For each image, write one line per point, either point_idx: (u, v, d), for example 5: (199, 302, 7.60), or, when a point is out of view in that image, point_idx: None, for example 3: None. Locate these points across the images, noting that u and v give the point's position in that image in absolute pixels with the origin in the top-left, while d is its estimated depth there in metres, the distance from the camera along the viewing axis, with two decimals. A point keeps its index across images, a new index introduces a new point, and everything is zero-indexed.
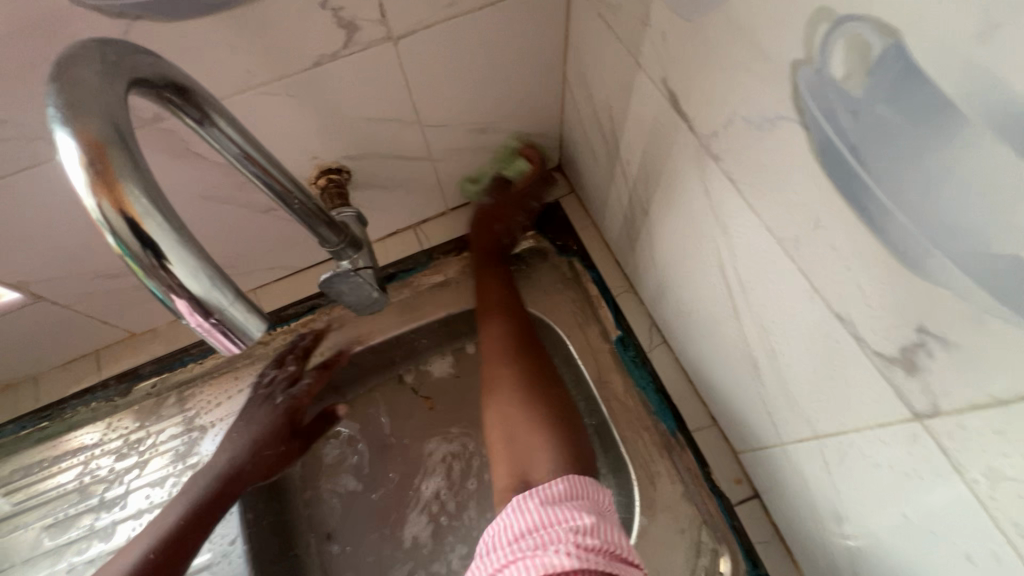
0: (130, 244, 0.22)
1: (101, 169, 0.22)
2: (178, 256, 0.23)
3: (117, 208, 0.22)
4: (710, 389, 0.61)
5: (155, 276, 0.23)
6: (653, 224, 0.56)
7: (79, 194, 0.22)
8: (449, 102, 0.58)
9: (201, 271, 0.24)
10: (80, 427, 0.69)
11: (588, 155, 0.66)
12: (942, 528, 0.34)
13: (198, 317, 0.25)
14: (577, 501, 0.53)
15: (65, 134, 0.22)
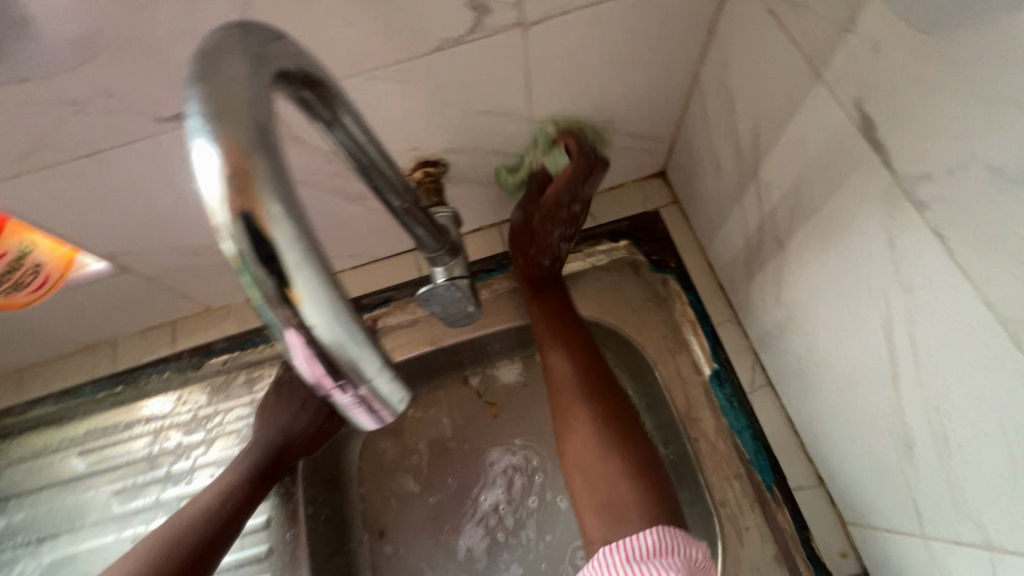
0: (252, 269, 0.17)
1: (240, 184, 0.16)
2: (317, 302, 0.18)
3: (246, 225, 0.16)
4: (823, 448, 0.54)
5: (286, 325, 0.18)
6: (789, 258, 0.49)
7: (205, 202, 0.17)
8: (567, 97, 0.52)
9: (343, 326, 0.18)
10: (152, 396, 0.69)
11: (708, 166, 0.59)
12: None
13: (337, 387, 0.19)
14: (668, 559, 0.49)
15: (202, 135, 0.17)
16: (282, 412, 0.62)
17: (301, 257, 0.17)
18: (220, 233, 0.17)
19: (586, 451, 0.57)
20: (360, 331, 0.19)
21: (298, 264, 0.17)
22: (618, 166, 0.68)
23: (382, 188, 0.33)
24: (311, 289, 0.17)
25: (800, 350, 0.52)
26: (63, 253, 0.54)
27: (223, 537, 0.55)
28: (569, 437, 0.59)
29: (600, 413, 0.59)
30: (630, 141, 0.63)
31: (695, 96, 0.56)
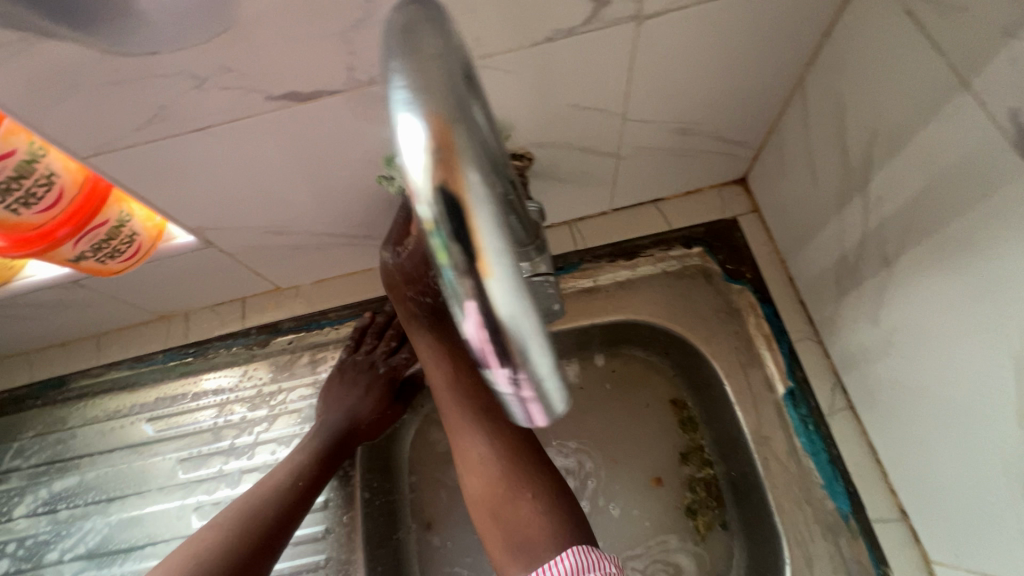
0: (447, 239, 0.17)
1: (444, 151, 0.16)
2: (501, 284, 0.17)
3: (449, 193, 0.16)
4: (913, 479, 0.51)
5: (464, 295, 0.18)
6: (896, 277, 0.46)
7: (408, 171, 0.17)
8: (663, 95, 0.50)
9: (521, 313, 0.18)
10: (219, 369, 0.71)
11: (802, 175, 0.56)
12: None
13: (503, 375, 0.19)
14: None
15: (410, 106, 0.17)
16: (349, 398, 0.64)
17: (492, 230, 0.17)
18: (417, 194, 0.17)
19: (490, 487, 0.53)
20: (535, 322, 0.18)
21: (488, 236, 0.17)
22: (699, 170, 0.66)
23: None
24: (498, 266, 0.17)
25: (896, 375, 0.49)
26: (155, 224, 0.55)
27: (294, 516, 0.57)
28: (469, 469, 0.55)
29: (494, 439, 0.55)
30: (717, 146, 0.61)
31: (795, 102, 0.54)
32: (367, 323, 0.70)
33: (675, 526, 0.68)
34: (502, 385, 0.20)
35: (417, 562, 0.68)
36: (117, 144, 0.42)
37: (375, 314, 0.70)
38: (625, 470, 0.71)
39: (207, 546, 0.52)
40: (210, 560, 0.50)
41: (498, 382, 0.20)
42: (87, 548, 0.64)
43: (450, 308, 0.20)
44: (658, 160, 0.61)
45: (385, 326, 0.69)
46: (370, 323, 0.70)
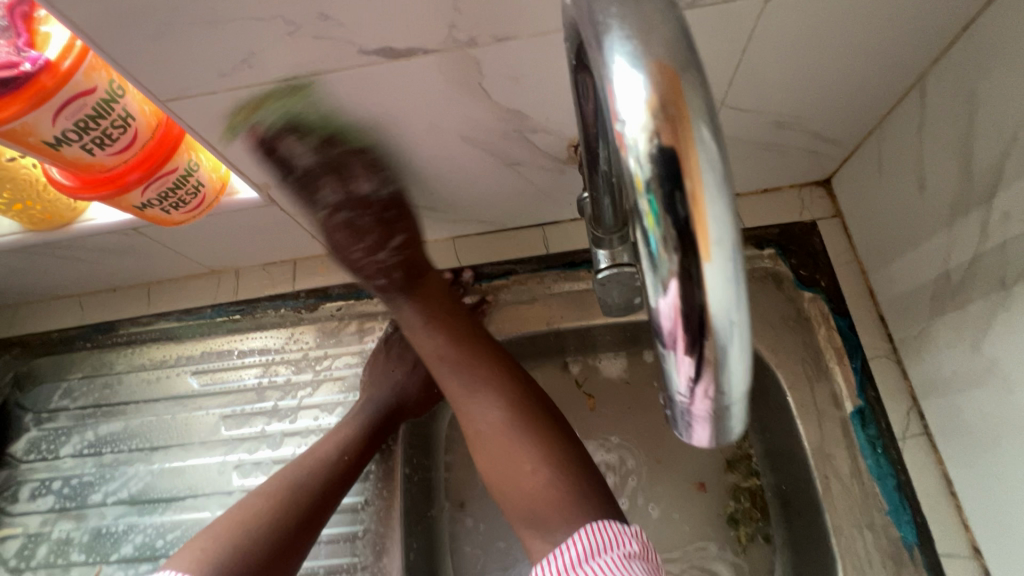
0: (661, 215, 0.19)
1: (672, 113, 0.18)
2: (718, 270, 0.19)
3: (673, 157, 0.19)
4: (996, 518, 0.48)
5: (674, 281, 0.20)
6: (1013, 303, 0.42)
7: (625, 131, 0.19)
8: (770, 82, 0.47)
9: (730, 308, 0.20)
10: (266, 329, 0.70)
11: (903, 183, 0.52)
12: None
13: (688, 368, 0.21)
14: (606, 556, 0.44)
15: (634, 55, 0.19)
16: (395, 373, 0.64)
17: (720, 226, 0.19)
18: (634, 153, 0.19)
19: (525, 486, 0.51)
20: (742, 328, 0.20)
21: (717, 230, 0.19)
22: (783, 168, 0.62)
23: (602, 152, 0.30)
24: (717, 254, 0.19)
25: (992, 407, 0.46)
26: (220, 176, 0.54)
27: (339, 489, 0.56)
28: (478, 437, 0.54)
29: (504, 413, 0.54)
30: (810, 143, 0.57)
31: (910, 102, 0.49)
32: None
33: (715, 534, 0.66)
34: (680, 384, 0.22)
35: (448, 542, 0.68)
36: (197, 89, 0.41)
37: None
38: (668, 472, 0.69)
39: (257, 512, 0.52)
40: (257, 530, 0.51)
41: (675, 379, 0.22)
42: (129, 494, 0.65)
43: (644, 288, 0.22)
44: (744, 153, 0.58)
45: None
46: None
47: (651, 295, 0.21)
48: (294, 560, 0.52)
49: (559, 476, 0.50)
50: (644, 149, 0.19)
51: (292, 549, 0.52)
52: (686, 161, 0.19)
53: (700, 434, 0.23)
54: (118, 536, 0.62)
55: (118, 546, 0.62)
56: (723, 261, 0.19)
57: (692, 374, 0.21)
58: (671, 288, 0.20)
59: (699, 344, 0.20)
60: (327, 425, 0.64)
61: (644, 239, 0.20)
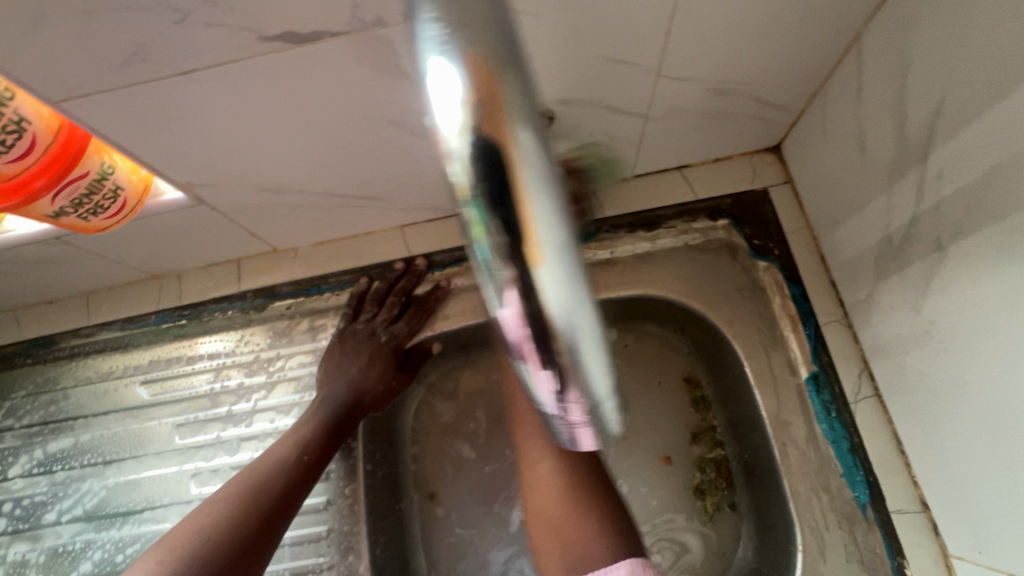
0: (487, 216, 0.21)
1: (486, 112, 0.20)
2: (548, 270, 0.22)
3: (486, 159, 0.20)
4: (939, 473, 0.48)
5: (510, 285, 0.23)
6: (949, 264, 0.42)
7: (443, 135, 0.21)
8: (704, 49, 0.45)
9: (570, 311, 0.22)
10: (216, 333, 0.69)
11: (846, 148, 0.51)
12: None
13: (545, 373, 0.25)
14: None
15: (448, 52, 0.20)
16: (350, 368, 0.62)
17: (547, 232, 0.21)
18: (455, 161, 0.21)
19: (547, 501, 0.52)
20: (586, 326, 0.23)
21: (542, 238, 0.21)
22: (730, 138, 0.61)
23: None
24: (547, 260, 0.21)
25: (932, 369, 0.46)
26: (140, 177, 0.50)
27: (301, 486, 0.55)
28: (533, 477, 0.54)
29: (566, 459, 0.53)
30: (755, 110, 0.56)
31: (849, 62, 0.48)
32: (365, 291, 0.66)
33: (682, 505, 0.67)
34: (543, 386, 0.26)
35: (420, 531, 0.69)
36: (88, 88, 0.38)
37: (372, 280, 0.67)
38: (634, 447, 0.70)
39: (218, 512, 0.50)
40: (218, 531, 0.49)
41: (540, 385, 0.26)
42: (84, 510, 0.63)
43: (493, 293, 0.25)
44: (689, 125, 0.56)
45: (383, 293, 0.65)
46: (367, 292, 0.66)
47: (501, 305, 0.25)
48: (259, 562, 0.50)
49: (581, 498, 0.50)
50: (458, 153, 0.21)
51: (256, 551, 0.49)
52: (509, 171, 0.20)
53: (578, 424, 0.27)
54: (76, 554, 0.61)
55: (76, 564, 0.60)
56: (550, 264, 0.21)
57: (549, 377, 0.25)
58: (508, 294, 0.23)
59: (547, 347, 0.24)
60: (283, 427, 0.63)
61: (480, 247, 0.23)
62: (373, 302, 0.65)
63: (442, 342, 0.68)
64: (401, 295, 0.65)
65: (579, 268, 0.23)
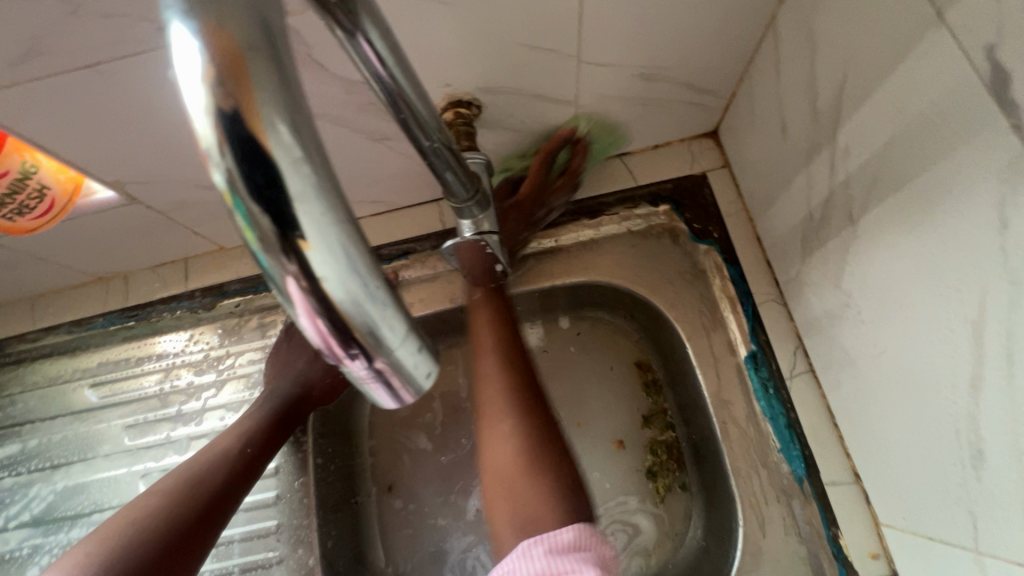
0: (255, 217, 0.14)
1: (233, 91, 0.13)
2: (320, 247, 0.15)
3: (243, 153, 0.14)
4: (866, 444, 0.49)
5: (285, 281, 0.15)
6: (858, 237, 0.43)
7: (190, 123, 0.14)
8: (620, 33, 0.46)
9: (347, 279, 0.15)
10: (166, 332, 0.68)
11: (770, 129, 0.52)
12: None
13: (340, 359, 0.17)
14: (585, 555, 0.44)
15: (186, 16, 0.14)
16: (296, 362, 0.63)
17: (302, 197, 0.14)
18: (210, 162, 0.14)
19: (496, 475, 0.52)
20: (370, 286, 0.16)
21: (302, 212, 0.14)
22: (666, 123, 0.61)
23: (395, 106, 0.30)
24: (313, 235, 0.15)
25: (853, 341, 0.47)
26: (70, 176, 0.50)
27: (243, 480, 0.55)
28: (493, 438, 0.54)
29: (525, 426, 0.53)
30: (685, 95, 0.57)
31: (767, 44, 0.49)
32: None
33: (635, 488, 0.68)
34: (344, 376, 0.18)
35: (377, 524, 0.69)
36: None
37: None
38: (587, 433, 0.71)
39: (151, 509, 0.50)
40: (151, 528, 0.48)
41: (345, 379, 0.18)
42: (32, 515, 0.62)
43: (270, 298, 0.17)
44: (621, 112, 0.57)
45: None
46: None
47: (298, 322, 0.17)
48: (196, 557, 0.49)
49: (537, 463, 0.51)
50: (213, 150, 0.14)
51: (191, 546, 0.49)
52: (274, 163, 0.14)
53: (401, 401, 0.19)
54: (23, 560, 0.60)
55: (23, 570, 0.60)
56: (314, 234, 0.15)
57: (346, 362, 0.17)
58: (300, 308, 0.16)
59: (332, 327, 0.16)
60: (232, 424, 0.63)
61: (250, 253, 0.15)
62: None
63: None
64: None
65: (364, 247, 0.16)
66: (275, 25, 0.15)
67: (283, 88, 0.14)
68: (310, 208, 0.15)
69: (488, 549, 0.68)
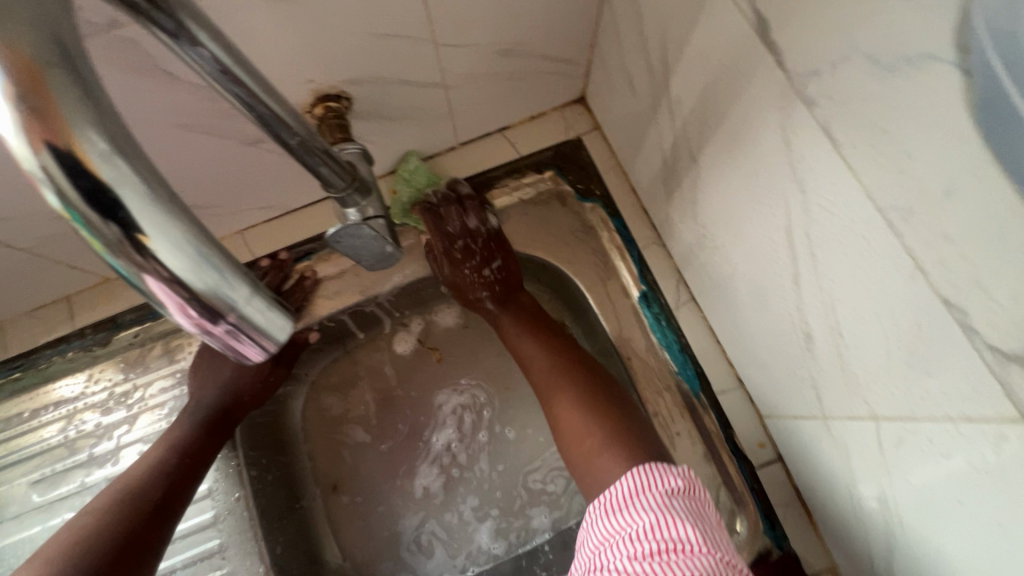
0: (87, 216, 0.15)
1: (36, 102, 0.15)
2: (161, 236, 0.16)
3: (64, 160, 0.15)
4: (741, 352, 0.57)
5: (138, 274, 0.16)
6: (700, 173, 0.50)
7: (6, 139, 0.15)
8: (468, 15, 0.49)
9: (193, 256, 0.17)
10: (59, 378, 0.64)
11: (623, 89, 0.58)
12: (988, 509, 0.33)
13: (202, 326, 0.18)
14: (644, 497, 0.47)
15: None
16: (221, 371, 0.60)
17: (133, 195, 0.16)
18: (35, 178, 0.15)
19: (580, 439, 0.57)
20: (216, 258, 0.17)
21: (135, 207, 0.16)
22: (536, 94, 0.66)
23: (247, 104, 0.31)
24: (151, 225, 0.16)
25: (714, 266, 0.54)
26: None
27: (182, 490, 0.54)
28: (565, 430, 0.60)
29: (593, 412, 0.58)
30: (547, 66, 0.61)
31: (606, 12, 0.55)
32: None
33: None
34: (210, 340, 0.18)
35: (327, 524, 0.70)
36: None
37: None
38: (517, 395, 0.75)
39: (87, 531, 0.48)
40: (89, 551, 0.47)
41: (214, 343, 0.19)
42: None
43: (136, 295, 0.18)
44: (491, 89, 0.61)
45: None
46: None
47: (158, 309, 0.18)
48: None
49: (613, 430, 0.56)
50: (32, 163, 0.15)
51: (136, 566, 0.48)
52: (91, 168, 0.15)
53: (258, 356, 0.20)
54: None
55: None
56: (154, 224, 0.16)
57: (207, 328, 0.18)
58: (159, 294, 0.17)
59: (189, 301, 0.17)
60: None
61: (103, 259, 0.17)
62: None
63: (320, 330, 0.68)
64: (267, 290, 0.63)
65: (201, 228, 0.17)
66: (70, 41, 0.16)
67: (87, 98, 0.16)
68: (143, 205, 0.16)
69: (440, 521, 0.71)
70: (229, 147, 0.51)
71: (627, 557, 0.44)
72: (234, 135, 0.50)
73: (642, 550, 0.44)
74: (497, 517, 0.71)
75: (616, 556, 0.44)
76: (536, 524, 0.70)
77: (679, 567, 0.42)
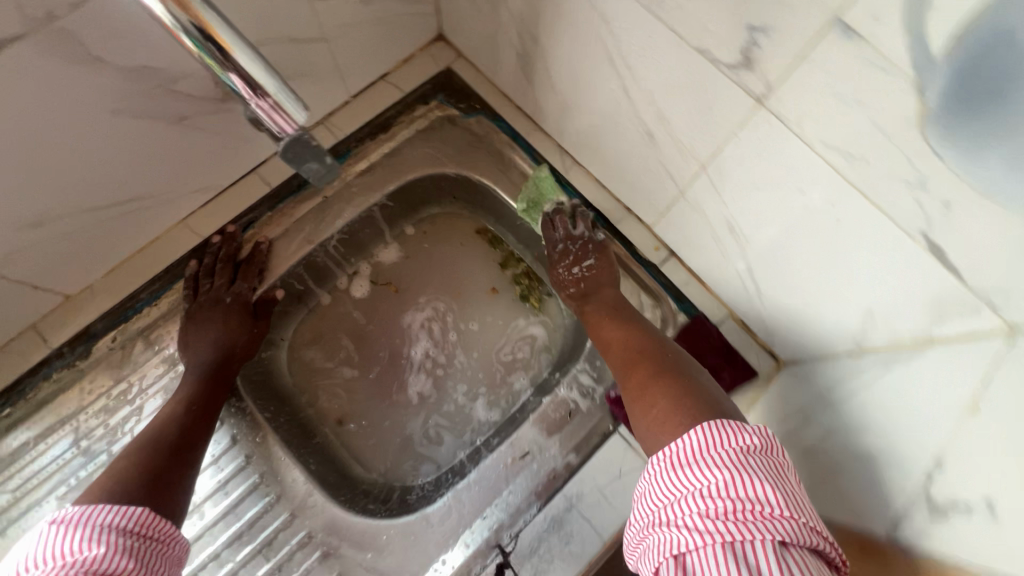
0: (201, 41, 0.34)
1: None
2: (239, 49, 0.35)
3: (184, 12, 0.32)
4: (620, 183, 0.74)
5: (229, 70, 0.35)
6: (545, 48, 0.65)
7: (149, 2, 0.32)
8: None
9: (251, 62, 0.35)
10: (51, 402, 0.67)
11: (469, 8, 0.72)
12: (772, 180, 0.51)
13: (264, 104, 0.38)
14: (714, 453, 0.47)
15: None
16: (208, 333, 0.68)
17: (222, 28, 0.34)
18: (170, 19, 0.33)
19: (647, 404, 0.58)
20: (260, 65, 0.36)
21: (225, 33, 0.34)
22: (403, 36, 0.78)
23: None
24: (235, 44, 0.34)
25: (579, 121, 0.70)
26: None
27: (197, 433, 0.62)
28: (632, 397, 0.61)
29: (666, 381, 0.59)
30: (405, 7, 0.73)
31: None
32: (195, 272, 0.71)
33: (518, 312, 0.88)
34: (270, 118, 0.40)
35: (345, 450, 0.79)
36: None
37: (200, 261, 0.72)
38: (469, 295, 0.88)
39: (121, 470, 0.56)
40: (130, 477, 0.55)
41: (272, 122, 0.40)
42: None
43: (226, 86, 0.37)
44: (365, 36, 0.72)
45: (212, 265, 0.72)
46: (199, 272, 0.71)
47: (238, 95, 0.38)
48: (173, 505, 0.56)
49: (683, 399, 0.56)
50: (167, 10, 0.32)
51: (170, 493, 0.56)
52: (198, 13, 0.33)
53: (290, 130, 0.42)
54: None
55: None
56: (236, 44, 0.34)
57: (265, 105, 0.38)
58: (239, 83, 0.36)
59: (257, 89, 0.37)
60: None
61: (208, 63, 0.35)
62: (207, 276, 0.71)
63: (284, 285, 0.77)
64: (228, 260, 0.72)
65: (252, 47, 0.35)
66: None
67: None
68: (225, 32, 0.34)
69: (440, 412, 0.83)
70: (159, 127, 0.58)
71: (698, 514, 0.44)
72: (161, 114, 0.57)
73: (713, 508, 0.43)
74: (486, 393, 0.84)
75: (682, 515, 0.44)
76: (518, 386, 0.84)
77: (752, 523, 0.42)
